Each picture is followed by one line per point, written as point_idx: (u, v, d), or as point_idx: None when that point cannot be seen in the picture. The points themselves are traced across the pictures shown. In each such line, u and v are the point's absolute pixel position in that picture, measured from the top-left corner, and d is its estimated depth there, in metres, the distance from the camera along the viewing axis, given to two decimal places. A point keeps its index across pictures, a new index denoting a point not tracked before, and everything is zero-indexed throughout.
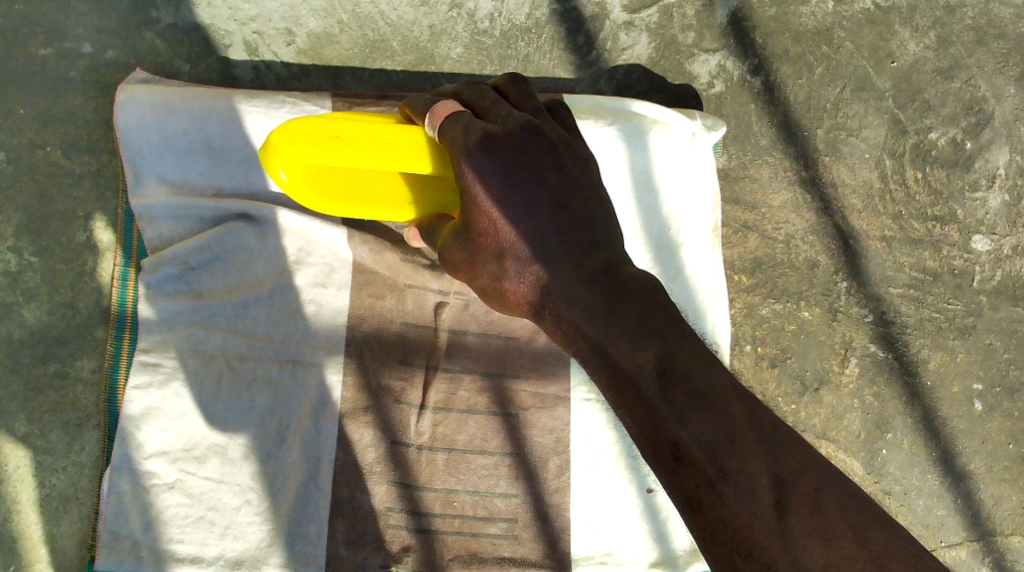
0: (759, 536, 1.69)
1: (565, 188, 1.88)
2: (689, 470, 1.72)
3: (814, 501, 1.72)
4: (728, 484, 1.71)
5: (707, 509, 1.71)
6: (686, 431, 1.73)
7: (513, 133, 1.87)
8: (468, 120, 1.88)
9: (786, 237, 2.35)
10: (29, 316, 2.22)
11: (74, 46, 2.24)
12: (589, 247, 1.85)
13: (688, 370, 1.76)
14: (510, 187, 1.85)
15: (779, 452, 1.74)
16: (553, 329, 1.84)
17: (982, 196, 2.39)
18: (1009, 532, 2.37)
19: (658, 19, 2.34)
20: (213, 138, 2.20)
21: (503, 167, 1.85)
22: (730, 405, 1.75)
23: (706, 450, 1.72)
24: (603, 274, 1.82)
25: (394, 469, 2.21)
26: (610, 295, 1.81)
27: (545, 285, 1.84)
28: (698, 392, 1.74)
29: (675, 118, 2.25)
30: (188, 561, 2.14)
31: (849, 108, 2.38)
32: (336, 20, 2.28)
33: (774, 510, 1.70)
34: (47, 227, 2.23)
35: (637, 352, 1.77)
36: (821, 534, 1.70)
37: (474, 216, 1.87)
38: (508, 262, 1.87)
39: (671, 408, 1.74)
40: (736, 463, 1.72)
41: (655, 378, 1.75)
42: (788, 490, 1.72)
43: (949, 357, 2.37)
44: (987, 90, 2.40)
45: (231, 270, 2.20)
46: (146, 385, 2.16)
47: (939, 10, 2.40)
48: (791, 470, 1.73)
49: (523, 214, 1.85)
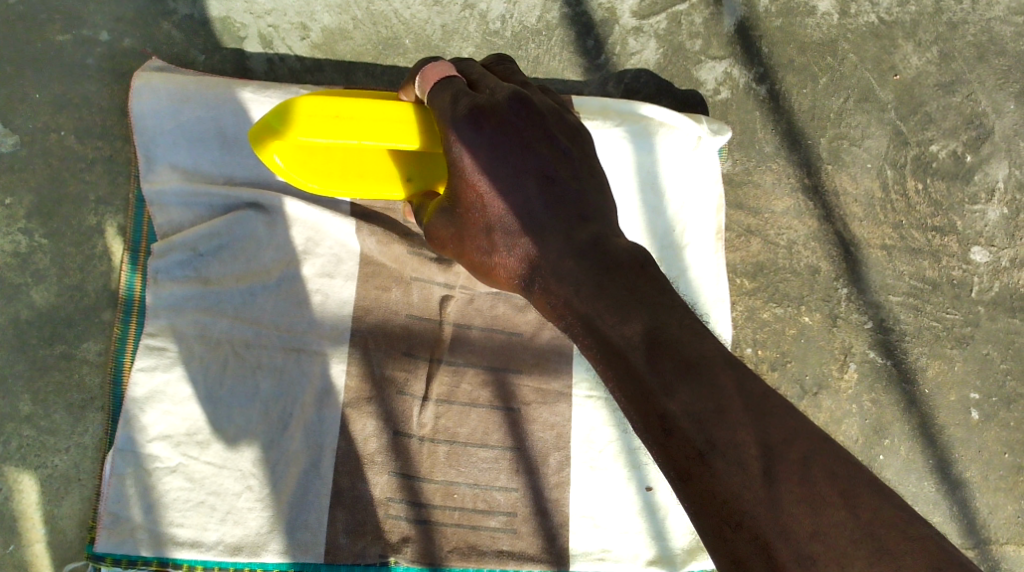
0: (748, 506, 1.70)
1: (555, 160, 1.91)
2: (678, 442, 1.73)
3: (803, 469, 1.71)
4: (717, 454, 1.72)
5: (698, 480, 1.72)
6: (675, 403, 1.74)
7: (500, 104, 1.91)
8: (456, 90, 1.92)
9: (788, 242, 2.39)
10: (37, 296, 2.24)
11: (91, 34, 2.28)
12: (577, 220, 1.88)
13: (675, 341, 1.76)
14: (497, 159, 1.89)
15: (768, 421, 1.73)
16: (543, 303, 1.87)
17: (981, 208, 2.43)
18: (1004, 540, 2.39)
19: (666, 26, 2.38)
20: (227, 127, 2.23)
21: (489, 140, 1.89)
22: (721, 376, 1.74)
23: (694, 422, 1.73)
24: (591, 247, 1.85)
25: (396, 459, 2.23)
26: (600, 267, 1.83)
27: (534, 259, 1.88)
28: (686, 362, 1.75)
29: (681, 121, 2.29)
30: (188, 545, 2.15)
31: (852, 118, 2.42)
32: (350, 16, 2.32)
33: (762, 478, 1.70)
34: (59, 210, 2.25)
35: (625, 325, 1.79)
36: (809, 502, 1.69)
37: (462, 190, 1.90)
38: (498, 237, 1.90)
39: (659, 378, 1.75)
40: (724, 434, 1.72)
41: (643, 349, 1.77)
42: (777, 458, 1.71)
43: (947, 366, 2.39)
44: (988, 105, 2.44)
45: (240, 258, 2.22)
46: (151, 368, 2.18)
47: (942, 25, 2.44)
48: (781, 439, 1.72)
49: (511, 186, 1.89)
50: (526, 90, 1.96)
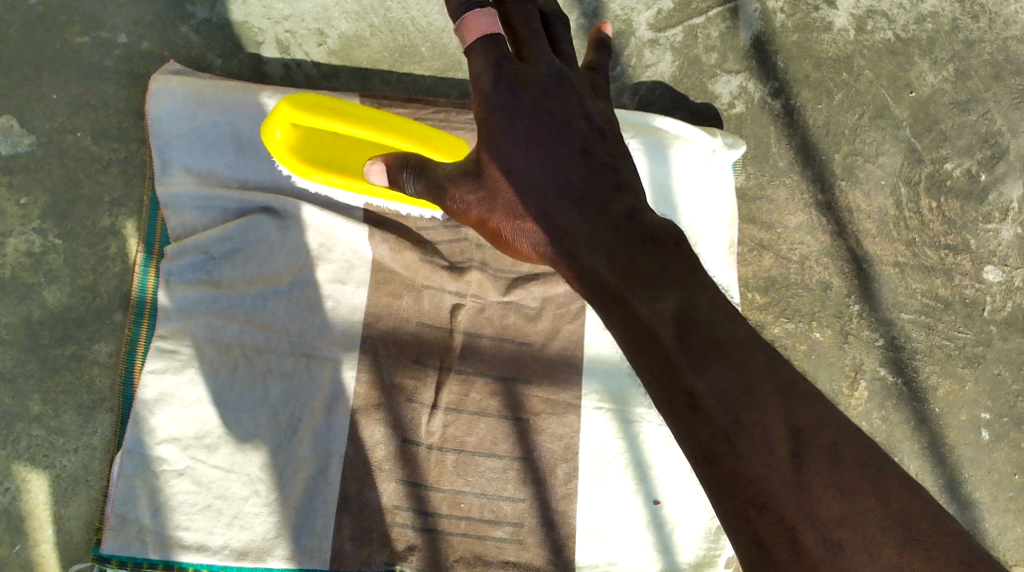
0: (773, 488, 1.69)
1: (592, 136, 1.92)
2: (704, 420, 1.73)
3: (833, 454, 1.69)
4: (743, 435, 1.71)
5: (722, 460, 1.71)
6: (702, 381, 1.73)
7: (541, 78, 1.92)
8: (499, 55, 1.91)
9: (800, 257, 2.38)
10: (49, 296, 2.24)
11: (110, 36, 2.28)
12: (613, 193, 1.89)
13: (705, 320, 1.76)
14: (534, 130, 1.90)
15: (799, 403, 1.72)
16: (573, 274, 1.88)
17: (995, 227, 2.41)
18: (1012, 562, 2.38)
19: (682, 39, 2.39)
20: (242, 131, 2.24)
21: (528, 109, 1.90)
22: (751, 354, 1.73)
23: (721, 402, 1.72)
24: (627, 221, 1.85)
25: (403, 467, 2.23)
26: (634, 240, 1.84)
27: (566, 231, 1.88)
28: (716, 341, 1.74)
29: (696, 134, 2.29)
30: (194, 548, 2.16)
31: (866, 135, 2.41)
32: (367, 23, 2.33)
33: (790, 461, 1.69)
34: (73, 211, 2.26)
35: (656, 302, 1.79)
36: (838, 488, 1.68)
37: (495, 158, 1.92)
38: (529, 206, 1.91)
39: (687, 357, 1.75)
40: (751, 415, 1.71)
41: (672, 327, 1.76)
42: (806, 442, 1.70)
43: (958, 385, 2.38)
44: (1003, 124, 2.43)
45: (252, 262, 2.23)
46: (162, 370, 2.19)
47: (958, 44, 2.43)
48: (810, 422, 1.71)
49: (548, 156, 1.90)
50: (567, 65, 1.96)
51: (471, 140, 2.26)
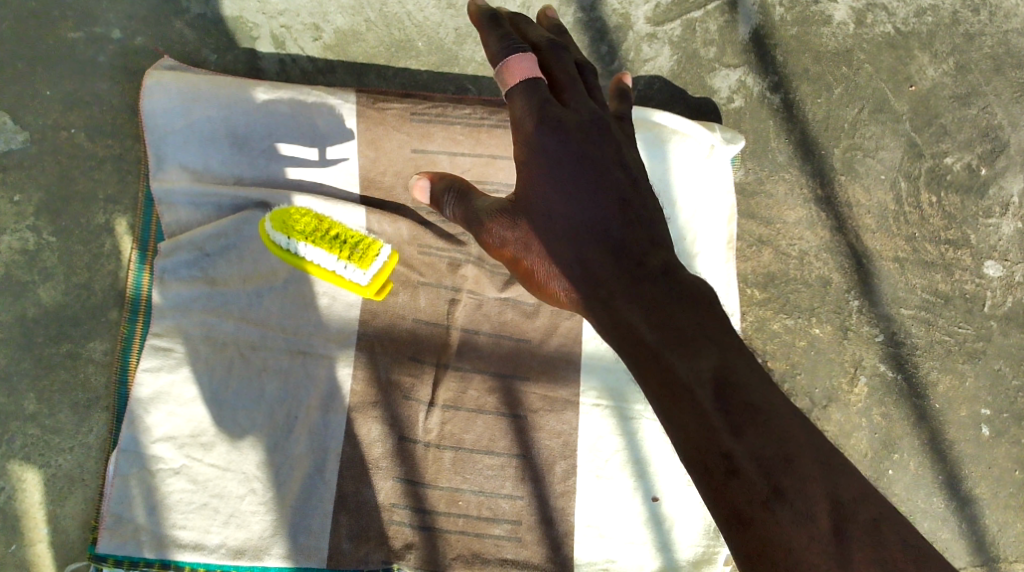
0: (812, 558, 1.71)
1: (631, 186, 1.92)
2: (741, 483, 1.74)
3: (874, 531, 1.73)
4: (782, 503, 1.73)
5: (759, 526, 1.73)
6: (742, 445, 1.75)
7: (587, 123, 1.92)
8: (543, 99, 1.91)
9: (800, 252, 2.37)
10: (44, 294, 2.23)
11: (103, 31, 2.26)
12: (650, 246, 1.90)
13: (745, 384, 1.77)
14: (578, 177, 1.91)
15: (837, 474, 1.75)
16: (607, 327, 1.88)
17: (995, 222, 2.39)
18: (1012, 558, 2.37)
19: (680, 33, 2.37)
20: (237, 127, 2.22)
21: (572, 152, 1.91)
22: (786, 420, 1.76)
23: (759, 466, 1.74)
24: (664, 277, 1.87)
25: (401, 465, 2.23)
26: (671, 297, 1.85)
27: (603, 282, 1.88)
28: (755, 406, 1.76)
29: (695, 129, 2.27)
30: (190, 548, 2.16)
31: (866, 129, 2.39)
32: (363, 18, 2.31)
33: (831, 535, 1.72)
34: (67, 208, 2.24)
35: (694, 361, 1.79)
36: (878, 561, 1.71)
37: (536, 202, 1.92)
38: (566, 255, 1.90)
39: (726, 418, 1.76)
40: (790, 482, 1.74)
41: (711, 388, 1.77)
42: (845, 516, 1.73)
43: (958, 381, 2.37)
44: (1004, 118, 2.41)
45: (247, 259, 2.22)
46: (156, 369, 2.18)
47: (959, 37, 2.40)
48: (850, 496, 1.74)
49: (590, 202, 1.90)
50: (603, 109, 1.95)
51: (466, 135, 2.24)
